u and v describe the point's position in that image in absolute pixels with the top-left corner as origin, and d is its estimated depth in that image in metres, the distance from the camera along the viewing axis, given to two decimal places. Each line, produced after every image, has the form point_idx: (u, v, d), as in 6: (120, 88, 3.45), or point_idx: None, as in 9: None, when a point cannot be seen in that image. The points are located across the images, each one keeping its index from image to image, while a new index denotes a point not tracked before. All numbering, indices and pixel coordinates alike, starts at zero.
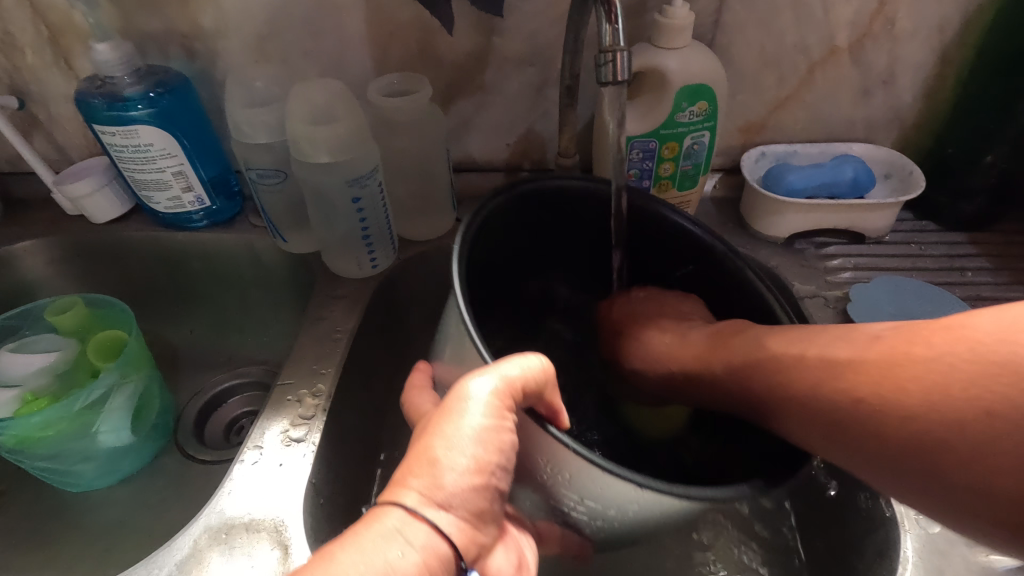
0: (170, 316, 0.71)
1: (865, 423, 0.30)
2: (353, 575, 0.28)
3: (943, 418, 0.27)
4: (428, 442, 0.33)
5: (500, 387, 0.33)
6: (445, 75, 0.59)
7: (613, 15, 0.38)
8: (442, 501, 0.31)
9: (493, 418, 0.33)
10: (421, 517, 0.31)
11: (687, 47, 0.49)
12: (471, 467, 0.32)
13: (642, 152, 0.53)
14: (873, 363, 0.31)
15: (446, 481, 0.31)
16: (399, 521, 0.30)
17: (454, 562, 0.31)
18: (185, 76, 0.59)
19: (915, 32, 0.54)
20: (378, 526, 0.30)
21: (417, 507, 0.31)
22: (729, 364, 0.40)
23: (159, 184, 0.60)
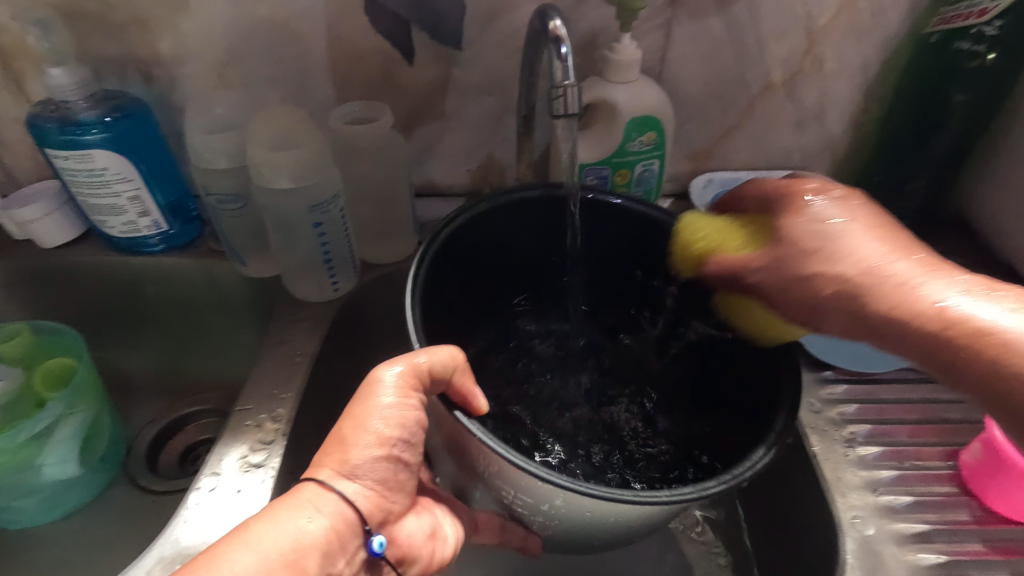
0: (121, 342, 0.69)
1: (954, 344, 0.33)
2: (267, 542, 0.32)
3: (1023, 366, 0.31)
4: (342, 431, 0.36)
5: (408, 374, 0.37)
6: (406, 103, 0.60)
7: (564, 52, 0.40)
8: (350, 472, 0.35)
9: (404, 404, 0.36)
10: (331, 488, 0.35)
11: (636, 81, 0.52)
12: (379, 445, 0.36)
13: (595, 179, 0.56)
14: (886, 287, 0.36)
15: (353, 455, 0.35)
16: (319, 494, 0.34)
17: (360, 526, 0.35)
18: (143, 101, 0.59)
19: (842, 71, 0.59)
20: (293, 498, 0.34)
21: (328, 482, 0.35)
22: (834, 280, 0.38)
23: (113, 208, 0.59)
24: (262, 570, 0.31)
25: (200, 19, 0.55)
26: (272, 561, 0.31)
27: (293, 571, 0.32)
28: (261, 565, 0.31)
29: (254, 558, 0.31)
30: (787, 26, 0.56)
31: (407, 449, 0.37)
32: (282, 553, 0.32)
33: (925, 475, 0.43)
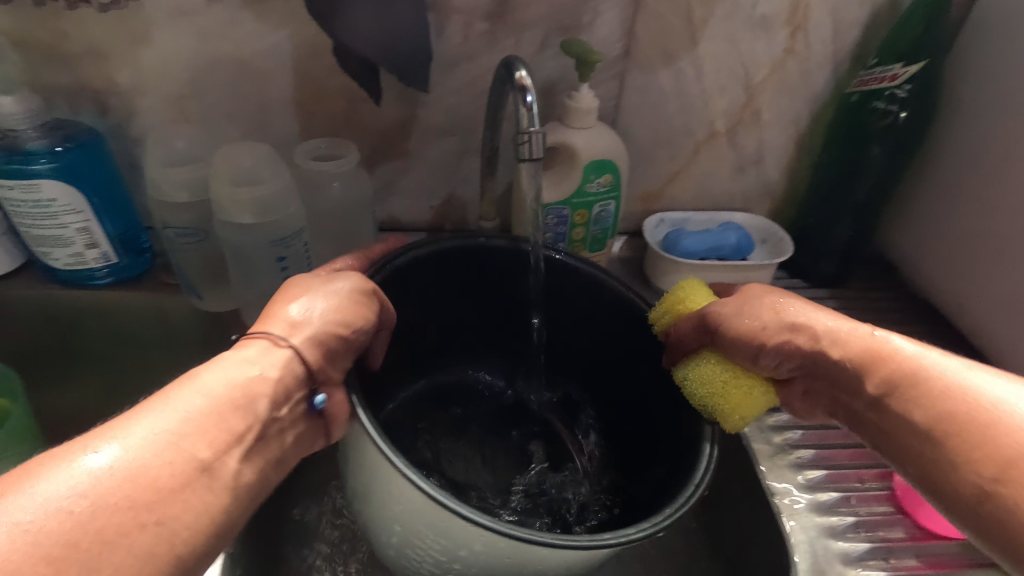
0: (55, 381, 0.65)
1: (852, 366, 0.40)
2: (211, 384, 0.35)
3: (972, 425, 0.36)
4: (282, 303, 0.41)
5: (329, 269, 0.46)
6: (370, 141, 0.61)
7: (528, 101, 0.42)
8: (298, 325, 0.39)
9: (352, 288, 0.42)
10: (280, 345, 0.38)
11: (592, 127, 0.55)
12: (300, 315, 0.40)
13: (556, 218, 0.58)
14: (992, 411, 0.36)
15: (295, 317, 0.39)
16: (262, 347, 0.38)
17: (303, 380, 0.38)
18: (97, 131, 0.57)
19: (776, 122, 0.64)
20: (239, 353, 0.37)
21: (277, 338, 0.38)
22: (845, 351, 0.41)
23: (58, 240, 0.56)
24: (212, 409, 0.33)
25: (161, 52, 0.54)
26: (220, 403, 0.34)
27: (239, 411, 0.34)
28: (210, 405, 0.34)
29: (200, 398, 0.34)
30: (727, 81, 0.61)
31: (337, 335, 0.40)
32: (228, 394, 0.34)
33: (864, 496, 0.46)
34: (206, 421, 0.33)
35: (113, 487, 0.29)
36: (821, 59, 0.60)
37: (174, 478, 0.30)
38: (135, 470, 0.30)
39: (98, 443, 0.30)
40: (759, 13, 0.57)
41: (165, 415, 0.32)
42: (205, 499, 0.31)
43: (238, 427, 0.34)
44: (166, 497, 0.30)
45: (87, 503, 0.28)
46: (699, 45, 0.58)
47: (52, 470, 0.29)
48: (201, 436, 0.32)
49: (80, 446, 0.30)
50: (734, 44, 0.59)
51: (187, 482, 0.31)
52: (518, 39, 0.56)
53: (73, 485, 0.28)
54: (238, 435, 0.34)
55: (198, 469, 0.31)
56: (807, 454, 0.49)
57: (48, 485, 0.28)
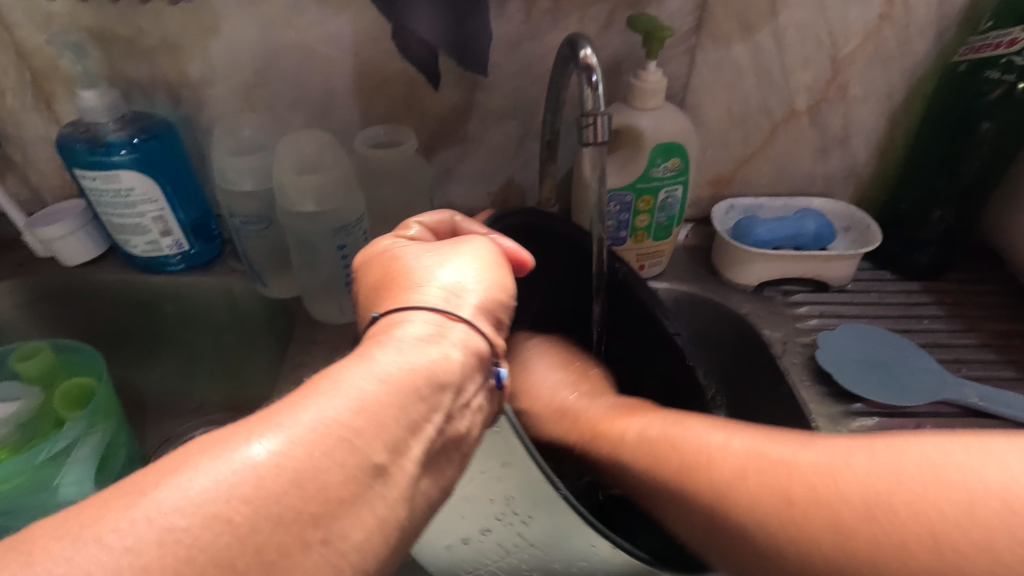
0: (138, 361, 0.69)
1: (681, 471, 0.35)
2: (389, 367, 0.29)
3: (797, 523, 0.29)
4: (423, 270, 0.36)
5: (416, 229, 0.42)
6: (429, 127, 0.60)
7: (593, 80, 0.40)
8: (453, 291, 0.34)
9: (493, 252, 0.39)
10: (458, 319, 0.33)
11: (660, 108, 0.52)
12: (455, 287, 0.35)
13: (619, 205, 0.55)
14: (833, 467, 0.30)
15: (447, 284, 0.35)
16: (429, 318, 0.33)
17: (487, 357, 0.34)
18: (170, 122, 0.59)
19: (865, 97, 0.58)
20: (408, 326, 0.32)
21: (451, 311, 0.33)
22: (640, 436, 0.40)
23: (137, 228, 0.59)
24: (391, 395, 0.28)
25: (229, 43, 0.55)
26: (400, 388, 0.28)
27: (422, 400, 0.29)
28: (389, 392, 0.28)
29: (374, 382, 0.28)
30: (812, 52, 0.55)
31: (494, 298, 0.36)
32: (411, 380, 0.29)
33: None
34: (384, 414, 0.27)
35: (280, 490, 0.24)
36: (922, 25, 0.54)
37: (343, 479, 0.25)
38: (300, 472, 0.24)
39: (258, 433, 0.25)
40: None
41: (333, 404, 0.27)
42: (378, 511, 0.26)
43: (418, 419, 0.28)
44: (333, 510, 0.24)
45: (246, 494, 0.23)
46: (781, 14, 0.53)
47: (215, 459, 0.24)
48: (380, 433, 0.27)
49: (241, 433, 0.25)
50: (821, 12, 0.53)
51: (358, 490, 0.25)
52: (583, 16, 0.53)
53: (234, 480, 0.23)
54: (416, 428, 0.28)
55: (369, 473, 0.26)
56: None
57: (208, 476, 0.23)
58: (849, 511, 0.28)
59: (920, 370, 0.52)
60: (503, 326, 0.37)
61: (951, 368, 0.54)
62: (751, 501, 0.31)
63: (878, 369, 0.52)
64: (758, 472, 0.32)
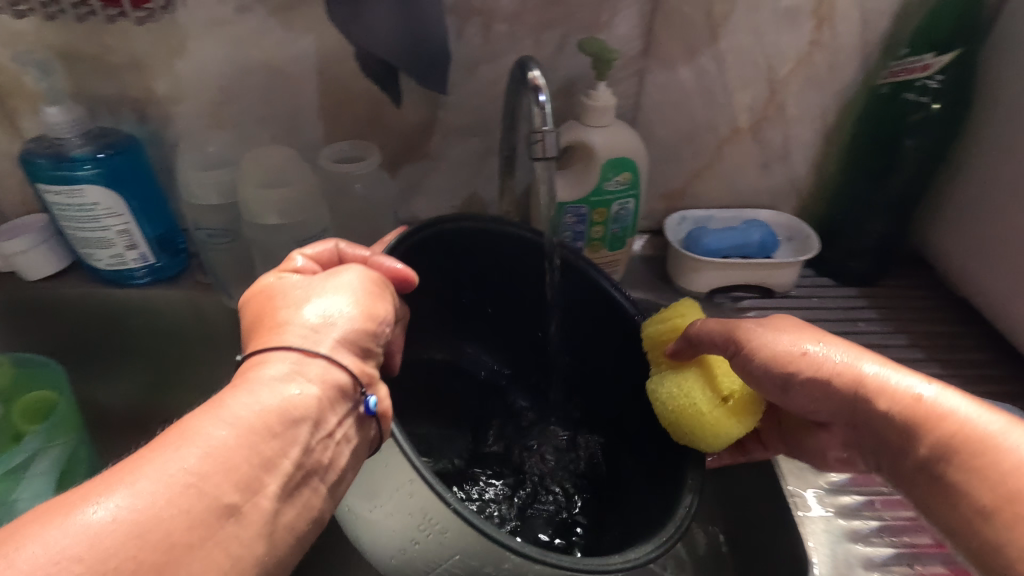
0: (101, 376, 0.69)
1: (851, 392, 0.38)
2: (241, 413, 0.30)
3: (963, 444, 0.34)
4: (289, 308, 0.36)
5: (304, 264, 0.41)
6: (393, 143, 0.63)
7: (541, 100, 0.43)
8: (323, 324, 0.35)
9: (363, 281, 0.39)
10: (315, 356, 0.33)
11: (610, 126, 0.55)
12: (321, 321, 0.35)
13: (574, 217, 0.58)
14: (991, 436, 0.34)
15: (314, 320, 0.35)
16: (287, 358, 0.33)
17: (352, 386, 0.34)
18: (136, 138, 0.60)
19: (802, 116, 0.63)
20: (265, 371, 0.32)
21: (310, 348, 0.33)
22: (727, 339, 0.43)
23: (101, 242, 0.59)
24: (242, 441, 0.29)
25: (196, 61, 0.57)
26: (252, 431, 0.29)
27: (276, 438, 0.30)
28: (240, 437, 0.29)
29: (227, 430, 0.29)
30: (751, 75, 0.60)
31: (361, 327, 0.36)
32: (264, 422, 0.30)
33: (890, 500, 0.46)
34: (238, 457, 0.28)
35: (115, 547, 0.24)
36: (850, 51, 0.59)
37: (193, 524, 0.26)
38: (143, 523, 0.25)
39: (86, 507, 0.25)
40: (784, 5, 0.56)
41: (183, 454, 0.27)
42: (233, 548, 0.27)
43: (272, 456, 0.29)
44: (182, 555, 0.25)
45: (81, 556, 0.24)
46: (720, 40, 0.57)
47: (57, 525, 0.24)
48: (233, 478, 0.28)
49: (81, 496, 0.26)
50: (757, 38, 0.58)
51: (210, 532, 0.26)
52: (538, 39, 0.57)
53: (70, 544, 0.24)
54: (271, 465, 0.29)
55: (222, 514, 0.27)
56: None
57: (43, 545, 0.24)
58: (1005, 460, 0.33)
59: None
60: (375, 353, 0.37)
61: None
62: (906, 425, 0.36)
63: None
64: (904, 402, 0.37)
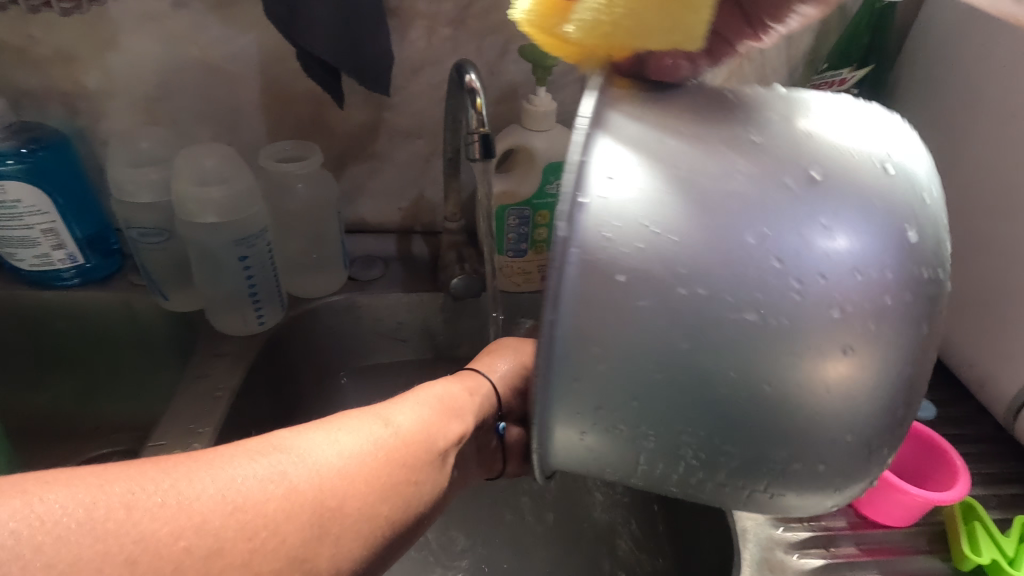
0: (24, 382, 0.66)
1: None
2: (385, 424, 0.35)
3: None
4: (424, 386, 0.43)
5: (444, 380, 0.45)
6: (338, 144, 0.63)
7: (477, 103, 0.44)
8: (470, 391, 0.44)
9: (503, 368, 0.48)
10: (450, 408, 0.41)
11: (552, 130, 0.57)
12: (466, 386, 0.45)
13: (518, 219, 0.59)
14: None
15: (464, 388, 0.44)
16: (430, 396, 0.41)
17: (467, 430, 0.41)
18: (64, 133, 0.58)
19: None
20: (398, 406, 0.38)
21: (450, 399, 0.42)
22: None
23: (25, 241, 0.57)
24: (384, 446, 0.33)
25: (128, 56, 0.55)
26: (391, 440, 0.34)
27: (409, 451, 0.34)
28: (379, 441, 0.33)
29: (375, 432, 0.34)
30: None
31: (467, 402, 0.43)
32: (405, 435, 0.35)
33: None
34: (395, 449, 0.33)
35: (271, 509, 0.27)
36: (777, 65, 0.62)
37: (351, 493, 0.30)
38: (323, 492, 0.29)
39: (278, 456, 0.30)
40: None
41: (330, 436, 0.33)
42: (358, 533, 0.29)
43: (408, 475, 0.33)
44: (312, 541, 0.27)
45: (256, 500, 0.27)
46: None
47: (235, 463, 0.29)
48: (393, 466, 0.32)
49: (253, 449, 0.30)
50: None
51: (366, 512, 0.30)
52: (481, 44, 0.58)
53: (246, 488, 0.28)
54: (415, 468, 0.34)
55: (379, 505, 0.30)
56: None
57: (226, 476, 0.28)
58: None
59: None
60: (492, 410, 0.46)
61: None
62: None
63: None
64: None
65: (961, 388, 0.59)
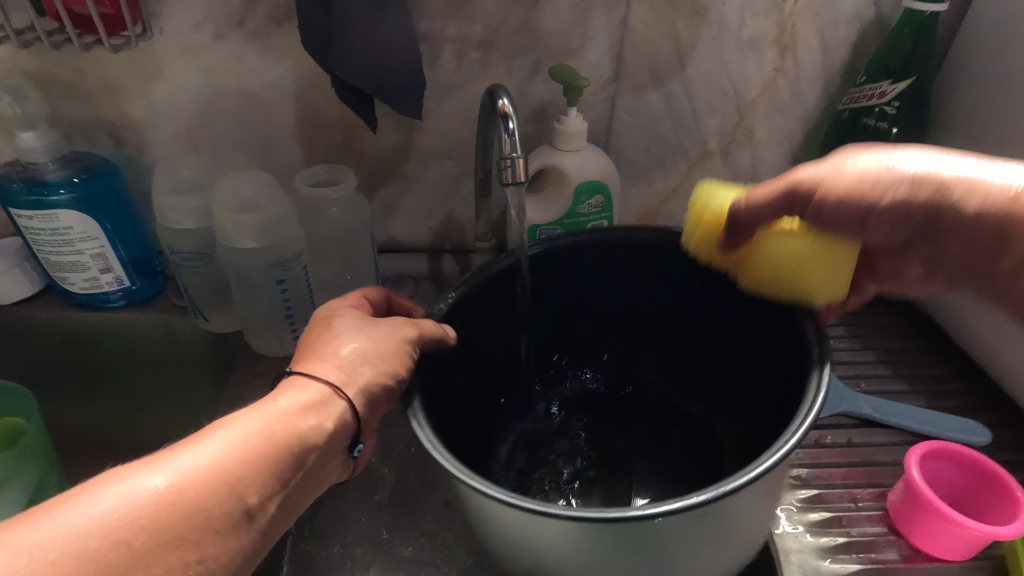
0: (72, 400, 0.68)
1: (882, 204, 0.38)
2: (235, 433, 0.33)
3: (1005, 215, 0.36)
4: (314, 357, 0.39)
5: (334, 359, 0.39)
6: (369, 166, 0.64)
7: (510, 127, 0.44)
8: (349, 375, 0.38)
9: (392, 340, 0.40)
10: (338, 396, 0.38)
11: (582, 149, 0.57)
12: (349, 358, 0.39)
13: (549, 238, 0.59)
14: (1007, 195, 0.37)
15: (343, 357, 0.39)
16: (302, 389, 0.37)
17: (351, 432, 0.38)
18: (112, 162, 0.61)
19: (769, 139, 0.65)
20: (262, 407, 0.35)
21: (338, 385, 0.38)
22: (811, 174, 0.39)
23: (75, 265, 0.59)
24: (229, 460, 0.32)
25: (171, 87, 0.57)
26: (238, 453, 0.32)
27: (263, 464, 0.33)
28: (228, 456, 0.32)
29: (222, 448, 0.32)
30: (717, 101, 0.62)
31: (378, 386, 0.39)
32: (256, 443, 0.33)
33: (857, 517, 0.46)
34: (240, 467, 0.32)
35: (99, 545, 0.27)
36: (811, 78, 0.61)
37: (185, 526, 0.29)
38: (165, 520, 0.29)
39: (123, 482, 0.30)
40: (747, 34, 0.58)
41: (179, 457, 0.31)
42: (237, 544, 0.31)
43: (269, 486, 0.33)
44: (183, 546, 0.29)
45: (86, 549, 0.27)
46: (688, 67, 0.59)
47: (68, 507, 0.28)
48: (232, 483, 0.31)
49: (92, 487, 0.30)
50: (723, 66, 0.59)
51: (216, 539, 0.30)
52: (510, 65, 0.58)
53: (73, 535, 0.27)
54: (276, 486, 0.33)
55: (234, 523, 0.31)
56: (801, 473, 0.49)
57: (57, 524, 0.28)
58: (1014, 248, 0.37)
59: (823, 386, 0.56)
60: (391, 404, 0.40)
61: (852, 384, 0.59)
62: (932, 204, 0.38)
63: None
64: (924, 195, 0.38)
65: (1016, 408, 0.57)
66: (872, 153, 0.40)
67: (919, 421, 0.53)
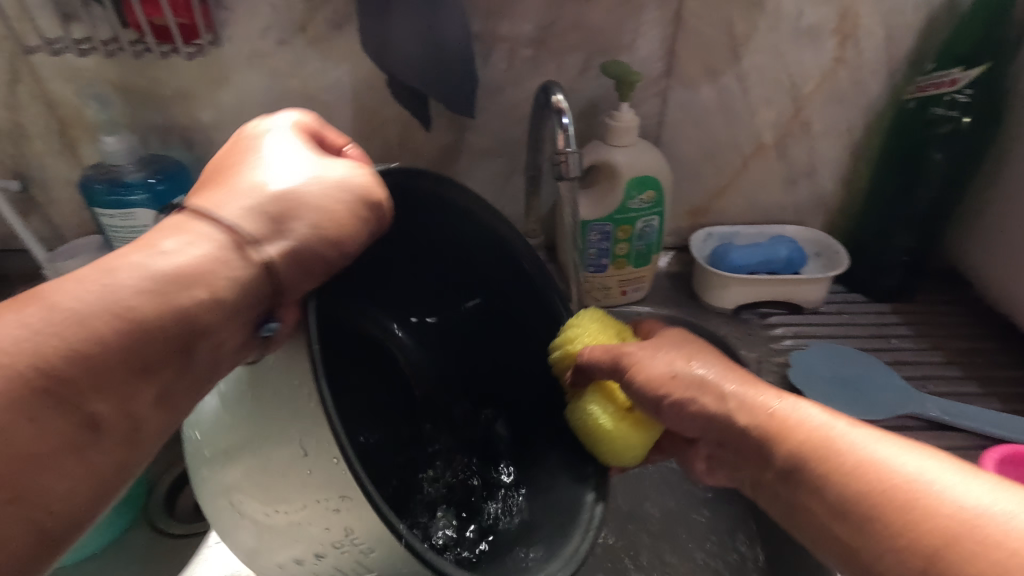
0: None
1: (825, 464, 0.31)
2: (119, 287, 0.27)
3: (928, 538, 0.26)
4: (245, 170, 0.32)
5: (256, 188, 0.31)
6: (422, 165, 0.65)
7: (564, 123, 0.44)
8: (272, 207, 0.31)
9: (342, 188, 0.33)
10: (242, 252, 0.29)
11: (634, 145, 0.57)
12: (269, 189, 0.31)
13: (599, 234, 0.59)
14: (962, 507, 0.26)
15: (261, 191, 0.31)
16: (204, 228, 0.29)
17: (256, 305, 0.29)
18: (183, 163, 0.64)
19: (827, 132, 0.63)
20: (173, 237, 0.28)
21: (238, 232, 0.29)
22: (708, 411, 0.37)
23: None
24: (79, 331, 0.25)
25: (238, 91, 0.60)
26: (107, 326, 0.25)
27: (151, 338, 0.26)
28: (83, 330, 0.25)
29: (91, 304, 0.25)
30: (773, 93, 0.60)
31: (314, 238, 0.31)
32: (132, 303, 0.26)
33: None
34: (107, 331, 0.25)
35: None
36: (874, 67, 0.59)
37: (28, 419, 0.23)
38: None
39: None
40: (805, 23, 0.56)
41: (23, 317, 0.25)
42: (94, 463, 0.25)
43: (157, 362, 0.26)
44: (40, 464, 0.23)
45: None
46: (742, 59, 0.58)
47: None
48: (94, 359, 0.25)
49: None
50: (780, 57, 0.58)
51: (73, 443, 0.24)
52: (561, 62, 0.58)
53: None
54: (152, 369, 0.26)
55: (95, 424, 0.25)
56: None
57: None
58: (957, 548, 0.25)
59: (885, 387, 0.55)
60: (320, 282, 0.31)
61: (918, 385, 0.56)
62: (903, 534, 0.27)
63: (848, 386, 0.55)
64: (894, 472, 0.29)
65: None
66: (747, 380, 0.37)
67: (995, 425, 0.51)
